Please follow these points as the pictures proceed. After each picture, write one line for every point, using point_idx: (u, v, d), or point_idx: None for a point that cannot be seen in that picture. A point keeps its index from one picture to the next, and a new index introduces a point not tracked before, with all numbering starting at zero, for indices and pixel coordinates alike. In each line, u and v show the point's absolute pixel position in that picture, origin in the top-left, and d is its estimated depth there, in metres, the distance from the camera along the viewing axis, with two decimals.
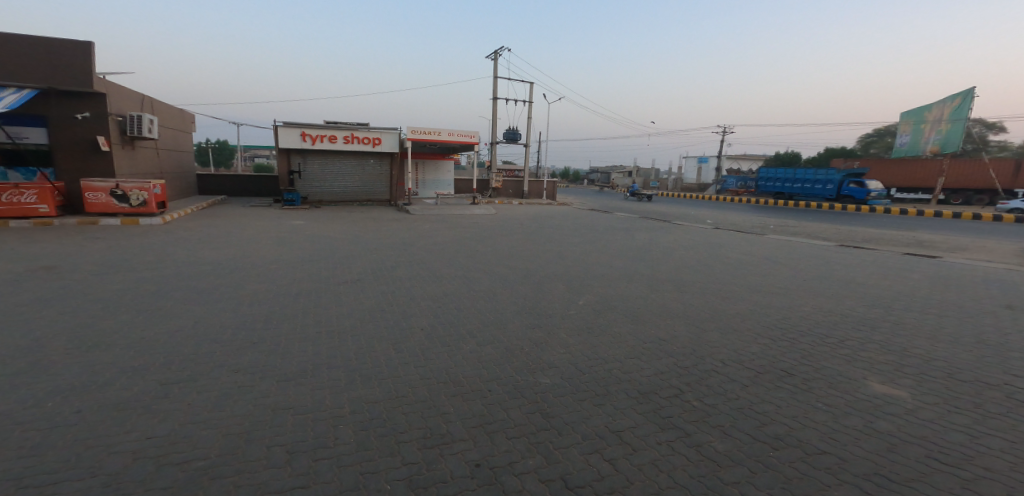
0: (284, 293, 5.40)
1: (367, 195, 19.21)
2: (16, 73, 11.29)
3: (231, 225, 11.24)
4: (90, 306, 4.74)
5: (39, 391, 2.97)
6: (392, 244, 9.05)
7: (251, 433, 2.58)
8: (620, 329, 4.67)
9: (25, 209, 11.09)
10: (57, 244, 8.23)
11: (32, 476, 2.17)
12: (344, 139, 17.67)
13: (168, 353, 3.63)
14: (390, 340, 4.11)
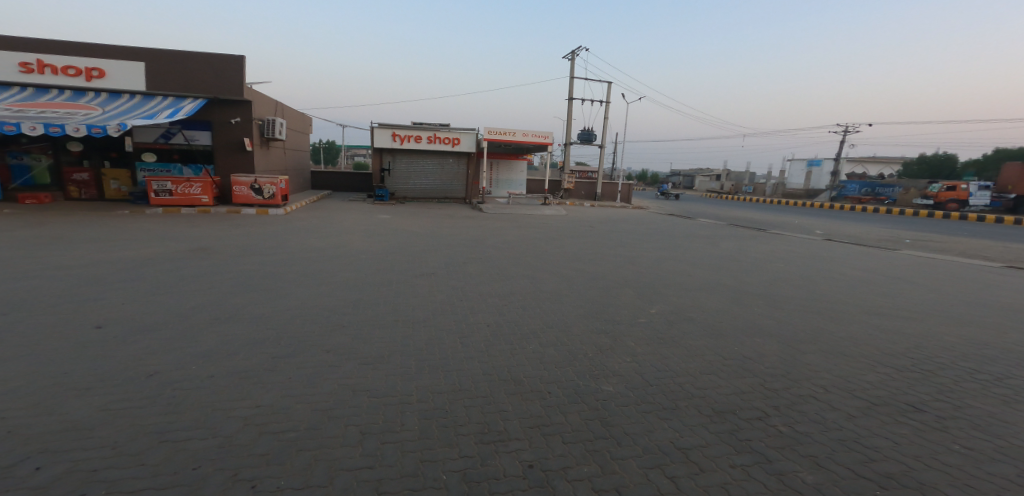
0: (367, 282, 5.80)
1: (444, 193, 19.91)
2: (184, 86, 13.26)
3: (325, 217, 12.27)
4: (213, 284, 5.40)
5: (174, 356, 3.45)
6: (466, 241, 9.33)
7: (332, 411, 2.80)
8: (695, 341, 4.43)
9: (192, 199, 12.87)
10: (194, 228, 9.55)
11: (165, 430, 2.53)
12: (426, 139, 18.63)
13: (271, 330, 4.05)
14: (458, 334, 4.25)
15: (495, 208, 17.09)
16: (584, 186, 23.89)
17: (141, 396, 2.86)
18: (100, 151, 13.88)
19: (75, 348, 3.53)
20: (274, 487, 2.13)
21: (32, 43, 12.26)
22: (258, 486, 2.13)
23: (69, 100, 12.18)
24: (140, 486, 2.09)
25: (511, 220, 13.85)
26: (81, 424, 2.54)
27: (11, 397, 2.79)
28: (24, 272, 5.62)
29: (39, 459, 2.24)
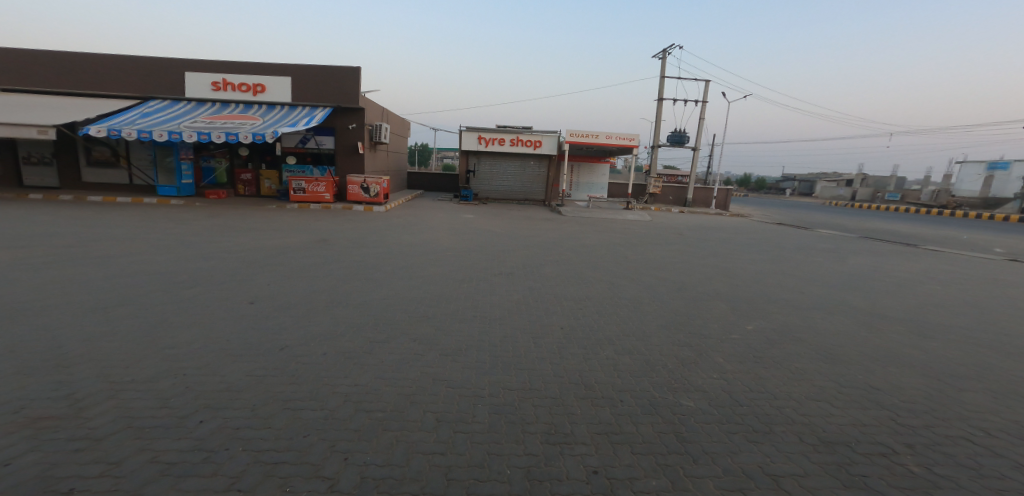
0: (451, 278, 6.08)
1: (524, 194, 20.16)
2: (316, 97, 14.94)
3: (417, 215, 13.09)
4: (325, 272, 6.01)
5: (292, 334, 3.91)
6: (546, 244, 9.38)
7: (415, 397, 3.00)
8: (791, 363, 4.03)
9: (317, 197, 14.45)
10: (311, 222, 10.71)
11: (284, 399, 2.88)
12: (510, 142, 18.82)
13: (369, 317, 4.42)
14: (534, 334, 4.32)
15: (576, 210, 16.96)
16: (673, 191, 22.71)
17: (267, 367, 3.29)
18: (260, 155, 15.85)
19: (222, 321, 4.14)
20: (363, 461, 2.33)
21: (197, 63, 14.46)
22: (350, 458, 2.35)
23: (241, 111, 14.28)
24: (263, 446, 2.41)
25: (596, 224, 13.61)
26: (224, 386, 2.99)
27: (177, 358, 3.36)
28: (185, 254, 6.69)
29: (196, 414, 2.67)
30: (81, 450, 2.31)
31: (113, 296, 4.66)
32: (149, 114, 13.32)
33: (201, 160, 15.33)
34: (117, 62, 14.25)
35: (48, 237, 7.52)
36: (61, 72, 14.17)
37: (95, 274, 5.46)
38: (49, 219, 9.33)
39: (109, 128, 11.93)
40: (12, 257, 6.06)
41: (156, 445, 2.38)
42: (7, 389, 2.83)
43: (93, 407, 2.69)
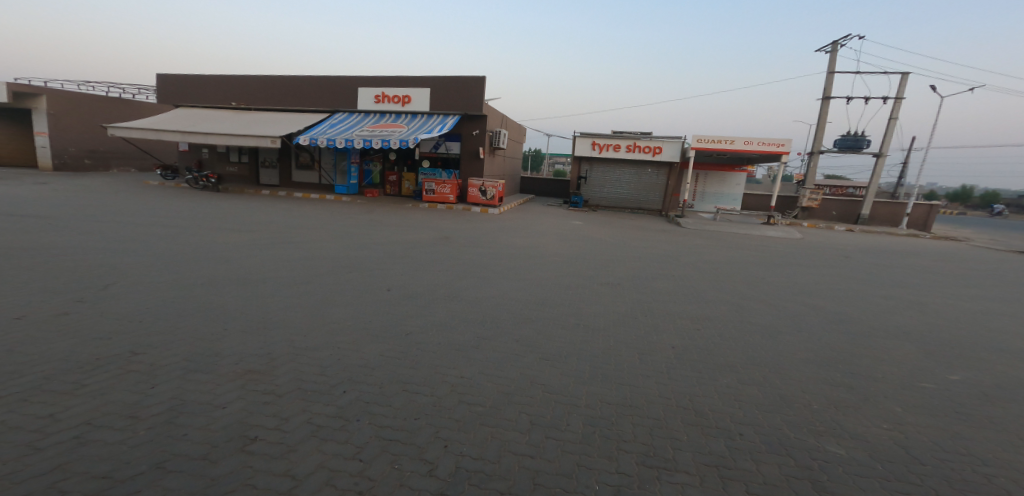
0: (559, 283, 6.09)
1: (639, 203, 19.15)
2: (449, 105, 16.16)
3: (533, 220, 13.39)
4: (448, 267, 6.47)
5: (416, 322, 4.30)
6: (664, 256, 8.83)
7: (513, 397, 3.06)
8: (974, 424, 3.20)
9: (443, 198, 15.73)
10: (437, 221, 11.60)
11: (404, 381, 3.17)
12: (626, 148, 18.37)
13: (480, 313, 4.65)
14: (639, 349, 4.11)
15: (698, 222, 15.68)
16: (837, 206, 19.20)
17: (396, 350, 3.66)
18: (403, 160, 17.62)
19: (358, 303, 4.72)
20: (460, 451, 2.46)
21: (361, 79, 16.61)
22: (449, 446, 2.49)
23: (391, 120, 16.11)
24: (384, 422, 2.67)
25: (725, 238, 12.40)
26: (361, 362, 3.40)
27: (329, 333, 3.90)
28: (341, 244, 7.74)
29: (339, 384, 3.07)
30: (265, 403, 2.79)
31: (289, 275, 5.59)
32: (338, 124, 15.87)
33: (363, 164, 17.55)
34: (304, 81, 16.99)
35: (241, 223, 9.32)
36: (268, 92, 17.38)
37: (277, 255, 6.61)
38: (249, 209, 11.58)
39: (313, 137, 14.60)
40: (227, 238, 7.64)
41: (311, 407, 2.78)
42: (213, 344, 3.55)
43: (276, 367, 3.25)
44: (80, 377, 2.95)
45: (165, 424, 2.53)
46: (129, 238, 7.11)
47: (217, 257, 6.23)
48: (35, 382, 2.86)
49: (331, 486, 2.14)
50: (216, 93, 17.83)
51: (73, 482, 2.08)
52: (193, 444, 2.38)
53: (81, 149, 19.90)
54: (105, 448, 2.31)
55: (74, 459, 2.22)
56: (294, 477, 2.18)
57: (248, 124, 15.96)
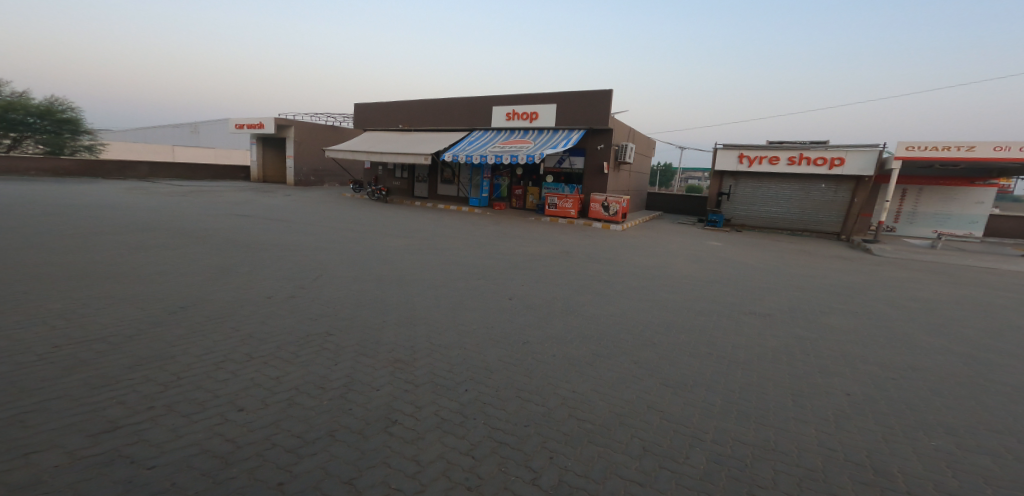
0: (690, 307, 5.67)
1: (803, 223, 16.74)
2: (576, 120, 16.27)
3: (665, 238, 12.69)
4: (570, 282, 6.48)
5: (534, 332, 4.40)
6: (822, 287, 7.61)
7: (626, 419, 2.94)
8: None
9: (564, 212, 15.84)
10: (565, 235, 11.67)
11: (518, 387, 3.27)
12: (789, 160, 16.39)
13: (597, 330, 4.56)
14: (783, 388, 3.61)
15: (894, 249, 13.10)
16: None
17: (513, 356, 3.79)
18: (529, 175, 18.22)
19: (485, 309, 4.99)
20: (564, 465, 2.44)
21: (497, 98, 17.63)
22: (554, 458, 2.49)
23: (519, 136, 16.86)
24: (497, 424, 2.78)
25: (920, 269, 10.21)
26: (483, 365, 3.59)
27: (458, 334, 4.20)
28: (474, 253, 8.29)
29: (464, 383, 3.29)
30: (405, 390, 3.12)
31: (429, 278, 6.17)
32: (475, 142, 17.15)
33: (493, 179, 18.73)
34: (449, 103, 18.73)
35: (392, 230, 10.56)
36: (422, 114, 19.57)
37: (420, 259, 7.37)
38: (401, 219, 13.09)
39: (455, 155, 16.09)
40: (386, 242, 8.75)
41: (438, 400, 3.02)
42: (367, 332, 4.08)
43: (417, 359, 3.61)
44: (294, 350, 3.62)
45: (336, 398, 2.96)
46: (319, 238, 8.62)
47: (375, 258, 7.17)
48: (258, 349, 3.59)
49: (447, 477, 2.28)
50: (386, 116, 20.68)
51: (281, 437, 2.51)
52: (354, 419, 2.74)
53: (309, 168, 24.65)
54: (301, 412, 2.77)
55: (282, 418, 2.69)
56: (420, 463, 2.38)
57: (411, 144, 18.13)
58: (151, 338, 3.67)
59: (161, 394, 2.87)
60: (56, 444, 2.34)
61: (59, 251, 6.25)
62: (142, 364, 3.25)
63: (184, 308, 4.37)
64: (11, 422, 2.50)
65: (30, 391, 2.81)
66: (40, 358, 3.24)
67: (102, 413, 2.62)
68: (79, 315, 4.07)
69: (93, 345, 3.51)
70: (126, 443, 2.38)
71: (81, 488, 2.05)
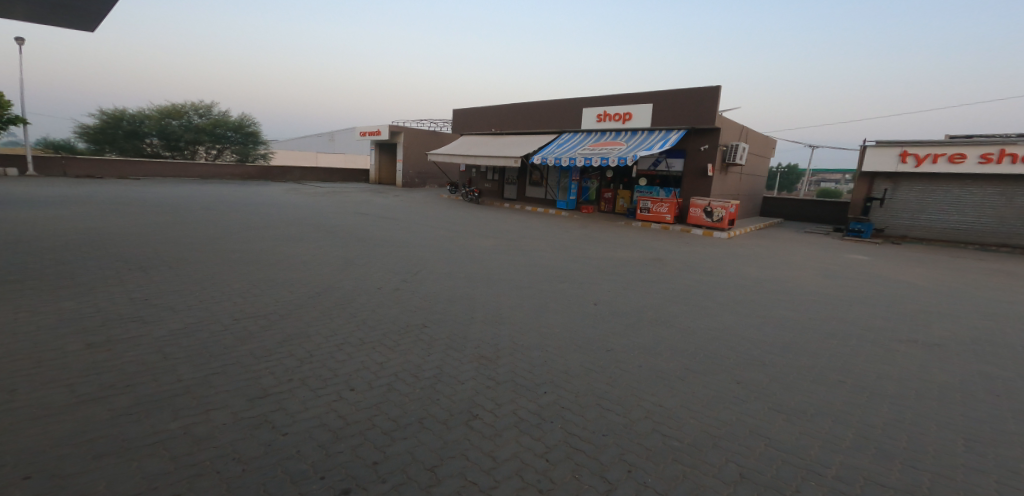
0: (813, 328, 4.96)
1: (996, 236, 13.59)
2: (674, 120, 15.04)
3: (787, 248, 11.23)
4: (664, 291, 6.09)
5: (621, 340, 4.25)
6: (1000, 313, 6.14)
7: (721, 441, 2.70)
8: None
9: (659, 217, 14.69)
10: (668, 242, 10.97)
11: (600, 395, 3.19)
12: (981, 157, 13.37)
13: (693, 344, 4.24)
14: (934, 430, 3.00)
15: None
16: None
17: (596, 363, 3.70)
18: (620, 177, 17.41)
19: (571, 313, 4.93)
20: (643, 481, 2.34)
21: (587, 99, 17.18)
22: (633, 472, 2.39)
23: (611, 138, 16.19)
24: (575, 430, 2.76)
25: None
26: (565, 369, 3.57)
27: (543, 336, 4.22)
28: (560, 256, 8.23)
29: (544, 384, 3.31)
30: (488, 386, 3.25)
31: (516, 279, 6.29)
32: (566, 144, 16.88)
33: (583, 182, 18.38)
34: (541, 106, 18.72)
35: (486, 231, 10.95)
36: (513, 118, 19.97)
37: (506, 259, 7.54)
38: (504, 220, 13.50)
39: (543, 157, 16.10)
40: (475, 242, 9.10)
41: (518, 400, 3.09)
42: (459, 328, 4.31)
43: (500, 357, 3.72)
44: (395, 339, 3.98)
45: (427, 388, 3.19)
46: (420, 237, 9.28)
47: (465, 257, 7.51)
48: (368, 336, 4.02)
49: (520, 477, 2.32)
50: (483, 121, 21.44)
51: (380, 419, 2.78)
52: (440, 409, 2.93)
53: (414, 171, 26.74)
54: (398, 397, 3.04)
55: (382, 401, 2.99)
56: (495, 459, 2.46)
57: (503, 146, 18.69)
58: (295, 318, 4.36)
59: (297, 369, 3.37)
60: (224, 404, 2.87)
61: (233, 241, 7.65)
62: (287, 340, 3.86)
63: (316, 295, 5.06)
64: (199, 380, 3.14)
65: (212, 355, 3.51)
66: (223, 328, 4.05)
67: (257, 380, 3.18)
68: (242, 295, 4.93)
69: (253, 320, 4.25)
70: (270, 410, 2.83)
71: (236, 444, 2.49)
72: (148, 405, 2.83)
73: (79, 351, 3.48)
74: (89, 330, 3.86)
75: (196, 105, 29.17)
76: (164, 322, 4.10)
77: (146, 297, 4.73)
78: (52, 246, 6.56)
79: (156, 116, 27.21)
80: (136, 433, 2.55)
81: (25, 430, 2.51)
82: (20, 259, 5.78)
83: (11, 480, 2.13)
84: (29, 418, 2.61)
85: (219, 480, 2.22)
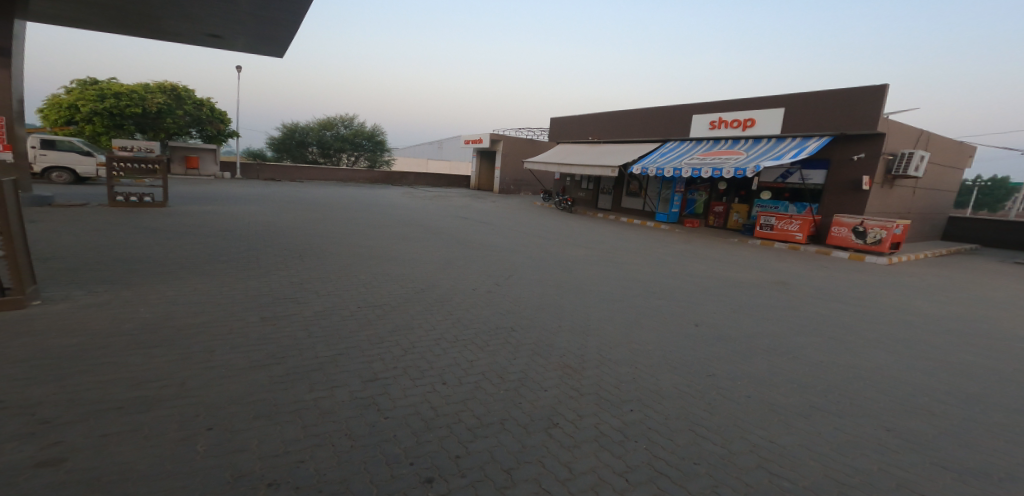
0: (1005, 378, 3.85)
1: None
2: (816, 126, 12.91)
3: (983, 281, 8.84)
4: (785, 318, 5.26)
5: (726, 365, 3.79)
6: None
7: (849, 491, 2.26)
8: None
9: (786, 236, 12.54)
10: (803, 265, 9.35)
11: (694, 421, 2.89)
12: None
13: (822, 380, 3.59)
14: None
15: None
16: None
17: (694, 387, 3.36)
18: (735, 189, 15.54)
19: (668, 332, 4.54)
20: None
21: (701, 106, 15.72)
22: None
23: (728, 147, 14.45)
24: (661, 454, 2.54)
25: None
26: (655, 388, 3.31)
27: (633, 352, 3.96)
28: (658, 270, 7.63)
29: (631, 402, 3.10)
30: (570, 396, 3.16)
31: (608, 290, 6.02)
32: (673, 153, 15.60)
33: (687, 193, 16.77)
34: (646, 113, 17.66)
35: (586, 241, 10.61)
36: (617, 126, 19.14)
37: (597, 270, 7.25)
38: (615, 233, 12.91)
39: (641, 167, 15.21)
40: (567, 251, 8.92)
41: (601, 414, 2.94)
42: (550, 336, 4.27)
43: (586, 369, 3.60)
44: (485, 340, 4.11)
45: (510, 390, 3.23)
46: (513, 242, 9.39)
47: (558, 265, 7.41)
48: (465, 334, 4.22)
49: (595, 492, 2.22)
50: (581, 130, 21.11)
51: (465, 415, 2.89)
52: (522, 413, 2.93)
53: (511, 178, 27.26)
54: (484, 396, 3.14)
55: (468, 398, 3.11)
56: (571, 470, 2.38)
57: (599, 155, 18.20)
58: (402, 311, 4.77)
59: (401, 358, 3.69)
60: (343, 383, 3.27)
61: (356, 238, 8.62)
62: (396, 329, 4.27)
63: (421, 291, 5.48)
64: (327, 360, 3.63)
65: (338, 338, 4.03)
66: (351, 314, 4.63)
67: (370, 364, 3.56)
68: (365, 287, 5.55)
69: (371, 310, 4.75)
70: (378, 393, 3.15)
71: (349, 421, 2.82)
72: (294, 376, 3.37)
73: (256, 322, 4.33)
74: (261, 307, 4.75)
75: (344, 117, 33.64)
76: (310, 304, 4.86)
77: (298, 282, 5.65)
78: (235, 236, 8.14)
79: (317, 128, 32.72)
80: (282, 400, 3.04)
81: (210, 387, 3.16)
82: (218, 245, 7.34)
83: (199, 429, 2.67)
84: (218, 376, 3.30)
85: (333, 452, 2.53)
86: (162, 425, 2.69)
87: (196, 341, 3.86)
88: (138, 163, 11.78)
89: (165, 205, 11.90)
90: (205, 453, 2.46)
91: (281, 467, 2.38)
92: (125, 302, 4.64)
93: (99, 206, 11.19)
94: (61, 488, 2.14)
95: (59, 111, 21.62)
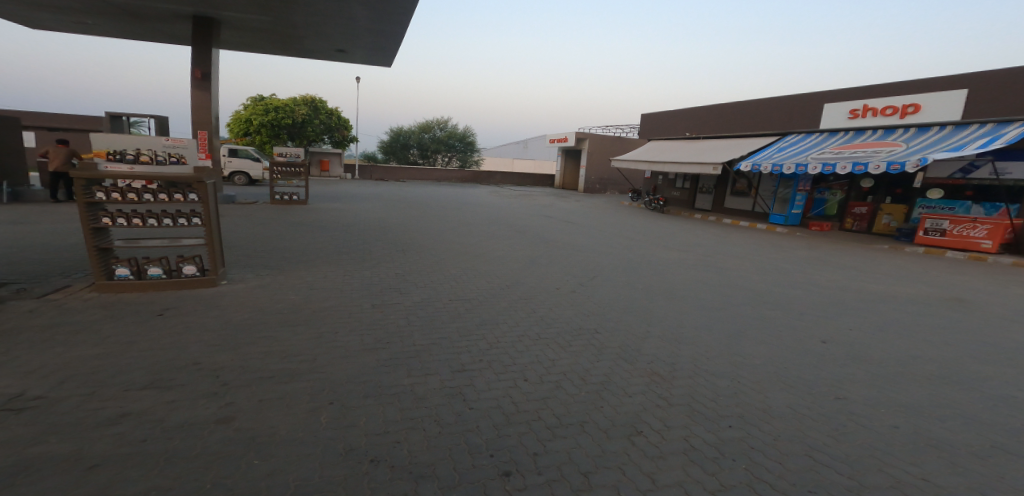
0: None
1: None
2: (1008, 109, 10.34)
3: None
4: (950, 340, 4.30)
5: (859, 387, 3.19)
6: None
7: None
8: None
9: (968, 243, 10.26)
10: (982, 279, 7.53)
11: (812, 446, 2.47)
12: None
13: (1007, 417, 2.85)
14: None
15: None
16: None
17: (814, 408, 2.88)
18: (887, 187, 13.25)
19: (786, 345, 3.97)
20: None
21: (836, 92, 13.58)
22: None
23: (876, 138, 12.25)
24: (765, 477, 2.21)
25: None
26: (762, 405, 2.90)
27: (738, 364, 3.53)
28: (772, 278, 6.74)
29: (730, 418, 2.75)
30: (657, 404, 2.91)
31: (714, 297, 5.45)
32: (795, 148, 13.68)
33: (815, 192, 14.71)
34: (764, 105, 15.78)
35: (695, 244, 9.75)
36: (723, 119, 17.40)
37: (698, 275, 6.61)
38: (733, 236, 11.65)
39: (754, 163, 13.65)
40: (664, 253, 8.30)
41: (692, 427, 2.66)
42: (643, 340, 3.99)
43: (676, 377, 3.29)
44: (568, 339, 3.98)
45: (592, 393, 3.07)
46: (604, 243, 9.01)
47: (654, 268, 6.92)
48: (551, 333, 4.13)
49: None
50: (678, 126, 19.63)
51: (545, 413, 2.81)
52: (603, 417, 2.76)
53: (596, 177, 26.35)
54: (565, 396, 3.03)
55: (549, 397, 3.02)
56: (654, 482, 2.18)
57: (699, 151, 16.71)
58: (489, 307, 4.82)
59: (487, 351, 3.72)
60: (433, 371, 3.39)
61: (450, 235, 8.98)
62: (483, 323, 4.34)
63: (512, 288, 5.50)
64: (424, 348, 3.80)
65: (433, 329, 4.20)
66: (444, 306, 4.82)
67: (457, 356, 3.65)
68: (461, 281, 5.75)
69: (461, 304, 4.89)
70: (464, 383, 3.21)
71: (438, 407, 2.92)
72: (393, 361, 3.57)
73: (368, 308, 4.73)
74: (372, 294, 5.18)
75: (440, 120, 35.50)
76: (411, 295, 5.17)
77: (402, 274, 6.03)
78: (354, 230, 9.02)
79: (417, 131, 34.99)
80: (385, 382, 3.25)
81: (325, 365, 3.48)
82: (337, 240, 8.14)
83: (323, 403, 2.96)
84: (340, 356, 3.65)
85: (423, 435, 2.62)
86: (296, 395, 3.03)
87: (319, 323, 4.31)
88: (291, 167, 13.70)
89: (309, 204, 13.63)
90: (326, 424, 2.71)
91: (378, 444, 2.53)
92: (277, 286, 5.38)
93: (264, 203, 13.24)
94: (228, 441, 2.50)
95: (241, 125, 26.16)
